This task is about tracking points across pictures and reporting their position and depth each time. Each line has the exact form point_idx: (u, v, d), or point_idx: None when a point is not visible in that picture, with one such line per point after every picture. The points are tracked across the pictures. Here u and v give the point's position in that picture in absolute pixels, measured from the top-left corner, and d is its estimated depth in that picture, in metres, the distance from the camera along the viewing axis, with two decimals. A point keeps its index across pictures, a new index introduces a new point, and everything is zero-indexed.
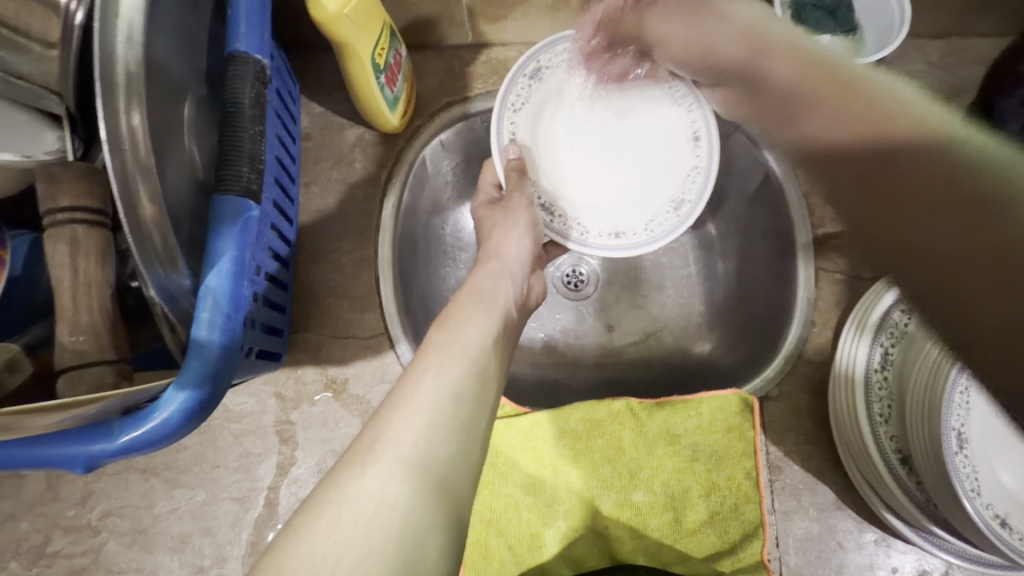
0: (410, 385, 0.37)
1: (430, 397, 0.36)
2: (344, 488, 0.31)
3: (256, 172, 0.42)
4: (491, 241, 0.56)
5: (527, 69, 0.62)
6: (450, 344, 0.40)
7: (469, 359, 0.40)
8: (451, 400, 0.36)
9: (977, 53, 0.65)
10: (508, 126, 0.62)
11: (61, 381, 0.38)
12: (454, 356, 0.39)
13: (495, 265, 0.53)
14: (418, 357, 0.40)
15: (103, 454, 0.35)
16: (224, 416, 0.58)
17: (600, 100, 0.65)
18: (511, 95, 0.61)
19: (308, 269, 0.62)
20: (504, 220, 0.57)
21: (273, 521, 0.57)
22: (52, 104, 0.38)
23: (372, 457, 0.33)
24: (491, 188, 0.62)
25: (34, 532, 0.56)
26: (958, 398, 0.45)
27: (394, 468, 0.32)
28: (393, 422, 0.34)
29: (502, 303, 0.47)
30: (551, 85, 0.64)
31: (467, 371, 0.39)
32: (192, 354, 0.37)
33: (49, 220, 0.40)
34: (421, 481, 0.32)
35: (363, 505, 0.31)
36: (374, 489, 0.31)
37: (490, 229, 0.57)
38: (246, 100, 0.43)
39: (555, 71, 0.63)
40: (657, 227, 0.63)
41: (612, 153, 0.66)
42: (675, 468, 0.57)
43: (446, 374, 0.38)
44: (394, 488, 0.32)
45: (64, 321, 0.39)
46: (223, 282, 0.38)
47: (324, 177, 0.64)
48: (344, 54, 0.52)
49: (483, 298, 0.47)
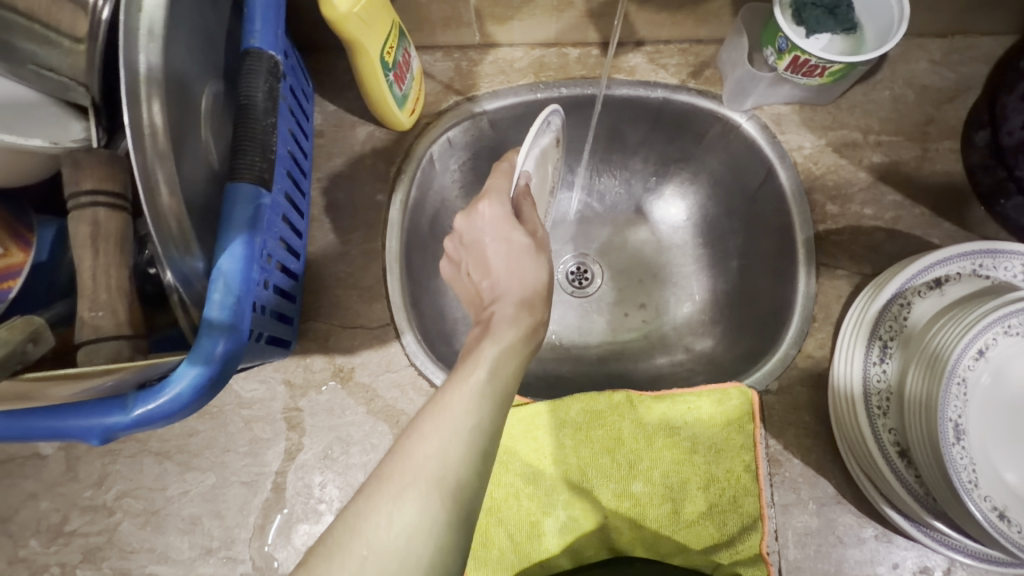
0: (429, 426, 0.38)
1: (454, 441, 0.38)
2: (366, 536, 0.34)
3: (267, 162, 0.44)
4: (515, 287, 0.49)
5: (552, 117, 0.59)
6: (483, 389, 0.41)
7: (497, 405, 0.41)
8: (480, 452, 0.38)
9: (980, 52, 0.65)
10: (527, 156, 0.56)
11: (79, 354, 0.39)
12: (481, 401, 0.40)
13: (518, 304, 0.48)
14: (446, 391, 0.40)
15: (118, 426, 0.37)
16: (235, 402, 0.60)
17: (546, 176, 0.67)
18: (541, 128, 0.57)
19: (318, 261, 0.64)
20: (527, 261, 0.51)
21: (280, 506, 0.58)
22: (79, 96, 0.40)
23: (399, 505, 0.35)
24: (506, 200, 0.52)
25: (53, 511, 0.58)
26: (955, 389, 0.46)
27: (423, 518, 0.35)
28: (418, 472, 0.36)
29: (527, 321, 0.47)
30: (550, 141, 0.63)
31: (498, 419, 0.40)
32: (203, 333, 0.38)
33: (72, 202, 0.41)
34: (441, 535, 0.35)
35: (387, 558, 0.34)
36: (395, 539, 0.34)
37: (515, 264, 0.51)
38: (259, 93, 0.45)
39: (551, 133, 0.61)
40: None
41: None
42: (674, 460, 0.58)
43: (475, 420, 0.39)
44: (419, 543, 0.35)
45: (84, 298, 0.40)
46: (234, 265, 0.40)
47: (333, 172, 0.66)
48: (354, 51, 0.54)
49: (522, 330, 0.46)
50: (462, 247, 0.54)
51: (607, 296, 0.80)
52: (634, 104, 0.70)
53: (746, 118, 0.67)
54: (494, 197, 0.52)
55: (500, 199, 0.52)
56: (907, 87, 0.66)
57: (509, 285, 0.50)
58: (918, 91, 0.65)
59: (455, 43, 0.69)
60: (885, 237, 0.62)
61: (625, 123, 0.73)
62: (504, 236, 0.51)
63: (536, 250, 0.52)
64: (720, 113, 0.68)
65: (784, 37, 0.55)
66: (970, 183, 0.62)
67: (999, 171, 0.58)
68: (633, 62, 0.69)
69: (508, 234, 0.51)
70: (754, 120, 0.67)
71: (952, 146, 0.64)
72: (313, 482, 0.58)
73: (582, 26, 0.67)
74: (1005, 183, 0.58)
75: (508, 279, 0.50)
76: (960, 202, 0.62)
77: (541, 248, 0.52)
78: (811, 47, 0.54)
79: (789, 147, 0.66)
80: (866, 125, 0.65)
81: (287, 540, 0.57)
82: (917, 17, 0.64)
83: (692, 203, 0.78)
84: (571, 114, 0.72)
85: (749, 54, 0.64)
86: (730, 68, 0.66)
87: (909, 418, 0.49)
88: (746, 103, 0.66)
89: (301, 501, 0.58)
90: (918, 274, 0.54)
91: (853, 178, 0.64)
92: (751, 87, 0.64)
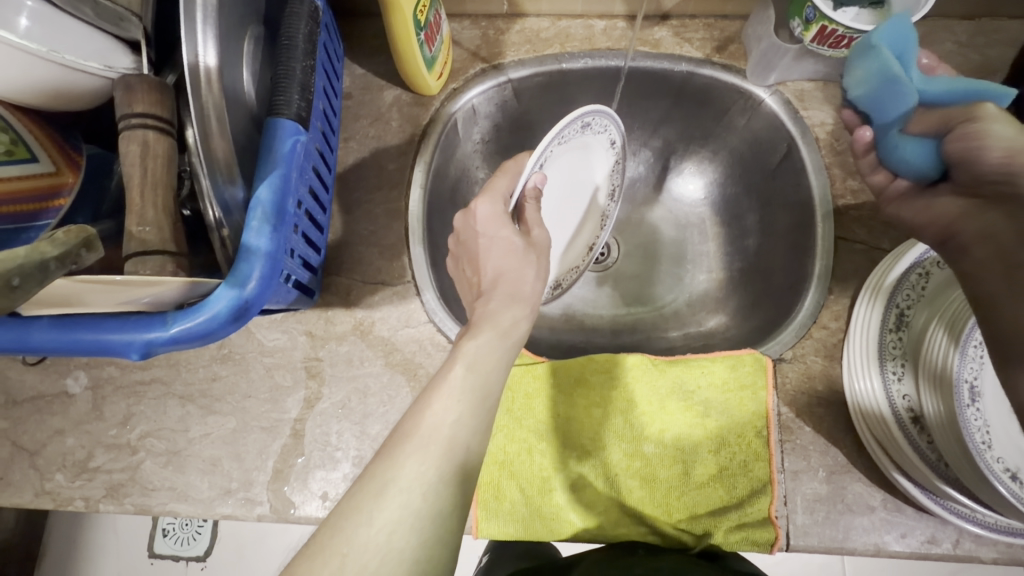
0: (412, 422, 0.42)
1: (428, 439, 0.41)
2: (347, 537, 0.37)
3: (305, 101, 0.45)
4: (513, 279, 0.51)
5: (586, 120, 0.59)
6: (462, 386, 0.44)
7: (482, 405, 0.44)
8: (462, 451, 0.41)
9: (1006, 35, 0.66)
10: (548, 153, 0.57)
11: (127, 266, 0.38)
12: (462, 396, 0.43)
13: (507, 297, 0.50)
14: (433, 385, 0.44)
15: (157, 342, 0.38)
16: (259, 350, 0.62)
17: (575, 172, 0.67)
18: (568, 130, 0.57)
19: (343, 219, 0.65)
20: (520, 259, 0.51)
21: (298, 451, 0.59)
22: (133, 27, 0.43)
23: (379, 504, 0.38)
24: (502, 200, 0.53)
25: (79, 448, 0.60)
26: (972, 351, 0.48)
27: (405, 519, 0.38)
28: (404, 473, 0.39)
29: (520, 316, 0.49)
30: (581, 138, 0.63)
31: (479, 422, 0.43)
32: (242, 259, 0.39)
33: (123, 124, 0.40)
34: (425, 536, 0.38)
35: (368, 554, 0.37)
36: (377, 540, 0.37)
37: (506, 262, 0.51)
38: (300, 35, 0.46)
39: (583, 135, 0.62)
40: (558, 291, 0.71)
41: (561, 216, 0.69)
42: (687, 422, 0.59)
43: (459, 412, 0.42)
44: (401, 539, 0.38)
45: (131, 213, 0.39)
46: (271, 195, 0.41)
47: (360, 133, 0.68)
48: (389, 9, 0.55)
49: (501, 327, 0.48)
50: (460, 244, 0.54)
51: (625, 270, 0.81)
52: (658, 76, 0.70)
53: (769, 94, 0.67)
54: (488, 195, 0.53)
55: (495, 200, 0.53)
56: None
57: (497, 282, 0.51)
58: None
59: (483, 12, 0.71)
60: None
61: (647, 99, 0.74)
62: (499, 233, 0.52)
63: (527, 248, 0.52)
64: (743, 88, 0.68)
65: (812, 7, 0.56)
66: None
67: None
68: (658, 35, 0.70)
69: (504, 232, 0.52)
70: (777, 96, 0.67)
71: None
72: (331, 430, 0.60)
73: None
74: None
75: (497, 275, 0.51)
76: None
77: (534, 246, 0.53)
78: (840, 17, 0.54)
79: (811, 124, 0.66)
80: None
81: (303, 484, 0.59)
82: None
83: (709, 180, 0.79)
84: (592, 85, 0.72)
85: (776, 27, 0.64)
86: (755, 42, 0.66)
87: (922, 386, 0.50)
88: (770, 77, 0.67)
89: (318, 448, 0.59)
90: None
91: None
92: (777, 60, 0.65)
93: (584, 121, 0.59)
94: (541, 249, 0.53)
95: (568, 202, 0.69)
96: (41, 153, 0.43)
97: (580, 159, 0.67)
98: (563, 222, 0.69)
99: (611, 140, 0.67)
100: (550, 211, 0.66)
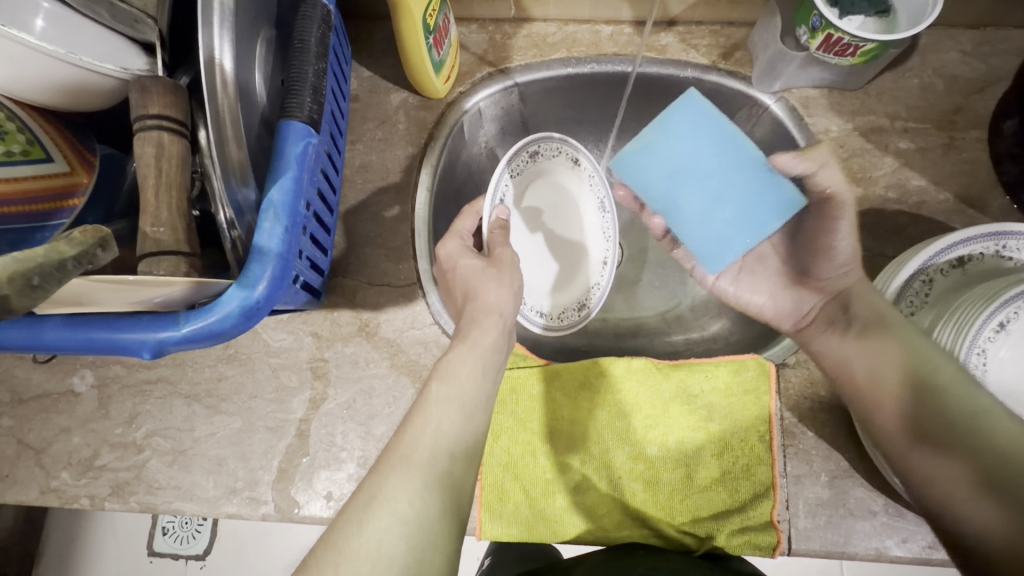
0: (398, 435, 0.44)
1: (416, 448, 0.42)
2: (342, 546, 0.36)
3: (317, 104, 0.46)
4: (483, 296, 0.56)
5: (530, 148, 0.68)
6: (444, 396, 0.47)
7: (461, 411, 0.47)
8: (447, 455, 0.43)
9: (1012, 44, 0.66)
10: (503, 188, 0.65)
11: (141, 266, 0.39)
12: (447, 404, 0.46)
13: (484, 309, 0.55)
14: (417, 406, 0.46)
15: (169, 341, 0.38)
16: (264, 350, 0.62)
17: (548, 202, 0.73)
18: (513, 163, 0.66)
19: (349, 220, 0.66)
20: (482, 277, 0.57)
21: (303, 451, 0.60)
22: (147, 28, 0.43)
23: (369, 513, 0.38)
24: (462, 237, 0.60)
25: (85, 446, 0.60)
26: (975, 359, 0.49)
27: (395, 526, 0.38)
28: (392, 482, 0.40)
29: (491, 339, 0.53)
30: (538, 168, 0.71)
31: (458, 427, 0.46)
32: (254, 260, 0.39)
33: (138, 126, 0.41)
34: (413, 540, 0.38)
35: (359, 562, 0.36)
36: (370, 546, 0.37)
37: (481, 281, 0.57)
38: (312, 38, 0.47)
39: (534, 167, 0.70)
40: (587, 310, 0.71)
41: (546, 246, 0.74)
42: (690, 426, 0.60)
43: (436, 422, 0.45)
44: (391, 545, 0.37)
45: (146, 213, 0.40)
46: (284, 197, 0.42)
47: (367, 135, 0.68)
48: (398, 11, 0.55)
49: (473, 340, 0.52)
50: (446, 287, 0.61)
51: (627, 275, 0.82)
52: (663, 82, 0.70)
53: (774, 101, 0.68)
54: (452, 235, 0.61)
55: (460, 238, 0.61)
56: (936, 77, 0.66)
57: (466, 307, 0.56)
58: (947, 81, 0.66)
59: (491, 16, 0.71)
60: (908, 221, 0.63)
61: (652, 105, 0.74)
62: (467, 261, 0.58)
63: (487, 267, 0.58)
64: (748, 94, 0.68)
65: (819, 15, 0.56)
66: (995, 172, 0.63)
67: None
68: (665, 41, 0.70)
69: (468, 259, 0.58)
70: (782, 102, 0.67)
71: (980, 135, 0.64)
72: (336, 431, 0.60)
73: (616, 4, 0.69)
74: None
75: (472, 295, 0.56)
76: (985, 190, 0.63)
77: (496, 264, 0.59)
78: (846, 25, 0.54)
79: (816, 130, 0.66)
80: (893, 111, 0.66)
81: (308, 484, 0.59)
82: (949, 9, 0.65)
83: None
84: (599, 90, 0.73)
85: (781, 34, 0.64)
86: (762, 49, 0.66)
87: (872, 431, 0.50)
88: (775, 85, 0.67)
89: (323, 449, 0.60)
90: (942, 252, 0.52)
91: (879, 162, 0.65)
92: (782, 66, 0.65)
93: (530, 151, 0.68)
94: (504, 265, 0.59)
95: (546, 233, 0.74)
96: (56, 154, 0.43)
97: (547, 189, 0.73)
98: (550, 252, 0.74)
99: (573, 160, 0.72)
100: (522, 243, 0.72)
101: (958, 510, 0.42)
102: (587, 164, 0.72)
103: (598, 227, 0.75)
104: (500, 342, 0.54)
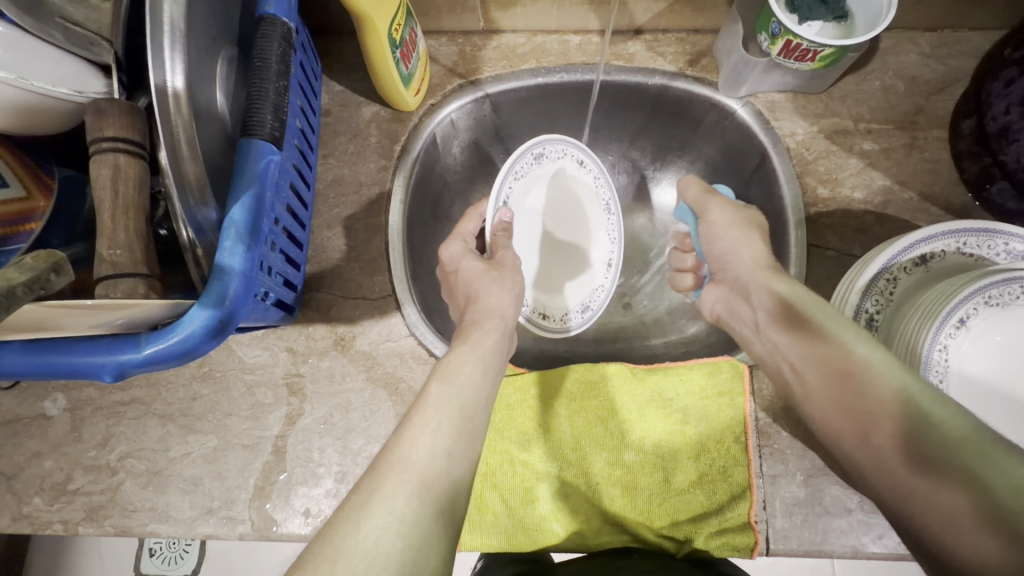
0: (396, 438, 0.43)
1: (419, 450, 0.42)
2: (337, 542, 0.35)
3: (278, 120, 0.46)
4: (486, 298, 0.57)
5: (535, 150, 0.66)
6: (443, 400, 0.46)
7: (461, 412, 0.46)
8: (447, 456, 0.43)
9: (968, 46, 0.68)
10: (507, 190, 0.64)
11: (98, 289, 0.39)
12: (441, 408, 0.46)
13: (489, 309, 0.56)
14: (415, 411, 0.46)
15: (130, 363, 0.38)
16: (239, 367, 0.62)
17: (552, 204, 0.73)
18: (517, 165, 0.64)
19: (322, 234, 0.66)
20: (483, 278, 0.58)
21: (280, 468, 0.59)
22: (103, 51, 0.43)
23: (367, 513, 0.37)
24: (467, 240, 0.63)
25: (58, 470, 0.60)
26: (936, 356, 0.49)
27: (392, 523, 0.37)
28: (389, 482, 0.39)
29: (494, 342, 0.54)
30: (542, 169, 0.70)
31: (458, 428, 0.45)
32: (214, 277, 0.40)
33: (94, 148, 0.40)
34: (411, 538, 0.37)
35: (356, 560, 0.34)
36: (365, 547, 0.35)
37: (482, 284, 0.58)
38: (272, 56, 0.47)
39: (536, 168, 0.68)
40: (591, 313, 0.73)
41: (551, 247, 0.74)
42: (666, 428, 0.60)
43: (425, 426, 0.44)
44: (389, 543, 0.36)
45: (102, 236, 0.40)
46: (244, 215, 0.42)
47: (339, 149, 0.68)
48: (364, 27, 0.56)
49: (475, 342, 0.53)
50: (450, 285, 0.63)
51: None
52: (633, 89, 0.71)
53: (742, 105, 0.68)
54: (456, 239, 0.62)
55: (463, 239, 0.62)
56: (898, 79, 0.68)
57: (472, 305, 0.57)
58: (907, 82, 0.67)
59: (460, 28, 0.72)
60: (874, 220, 0.64)
61: (624, 112, 0.75)
62: (466, 263, 0.60)
63: (489, 269, 0.59)
64: (715, 100, 0.69)
65: (777, 22, 0.57)
66: (957, 171, 0.64)
67: (985, 158, 0.60)
68: (632, 49, 0.71)
69: (469, 262, 0.60)
70: (748, 107, 0.68)
71: (941, 134, 0.66)
72: (313, 447, 0.60)
73: (584, 14, 0.69)
74: (990, 169, 0.60)
75: (477, 295, 0.58)
76: (947, 189, 0.64)
77: (498, 267, 0.60)
78: (804, 31, 0.56)
79: (782, 134, 0.67)
80: (857, 113, 0.67)
81: (285, 501, 0.58)
82: (910, 11, 0.66)
83: None
84: (568, 99, 0.74)
85: (744, 41, 0.65)
86: (726, 55, 0.67)
87: (847, 450, 0.43)
88: (740, 89, 0.68)
89: (301, 464, 0.59)
90: (902, 252, 0.54)
91: (844, 163, 0.66)
92: (746, 72, 0.66)
93: (535, 152, 0.66)
94: (507, 267, 0.60)
95: (548, 234, 0.73)
96: (13, 179, 0.43)
97: (552, 191, 0.72)
98: (556, 251, 0.74)
99: (578, 159, 0.73)
100: (527, 243, 0.71)
101: (954, 541, 0.34)
102: (592, 164, 0.74)
103: (604, 227, 0.77)
104: (501, 342, 0.55)
